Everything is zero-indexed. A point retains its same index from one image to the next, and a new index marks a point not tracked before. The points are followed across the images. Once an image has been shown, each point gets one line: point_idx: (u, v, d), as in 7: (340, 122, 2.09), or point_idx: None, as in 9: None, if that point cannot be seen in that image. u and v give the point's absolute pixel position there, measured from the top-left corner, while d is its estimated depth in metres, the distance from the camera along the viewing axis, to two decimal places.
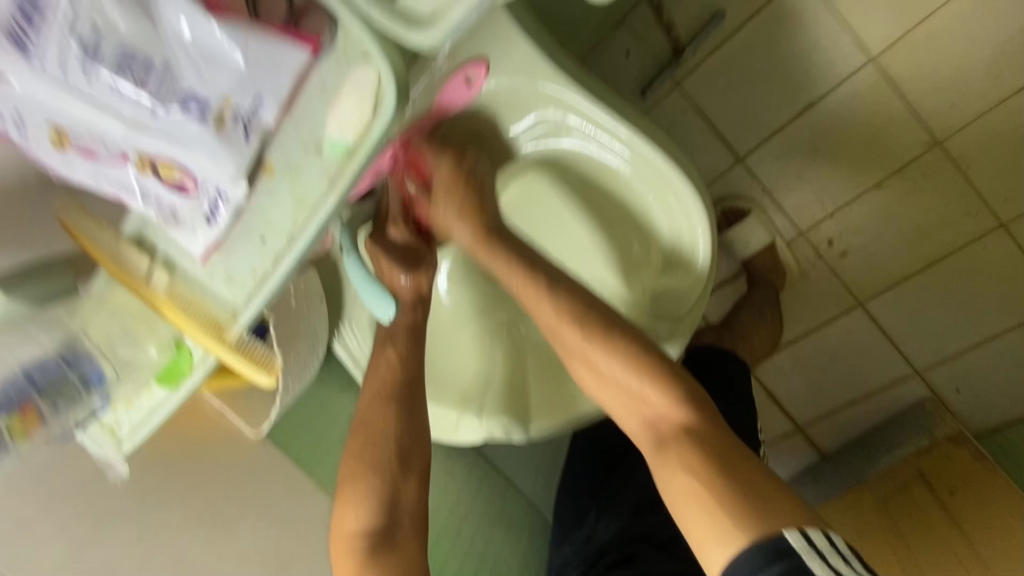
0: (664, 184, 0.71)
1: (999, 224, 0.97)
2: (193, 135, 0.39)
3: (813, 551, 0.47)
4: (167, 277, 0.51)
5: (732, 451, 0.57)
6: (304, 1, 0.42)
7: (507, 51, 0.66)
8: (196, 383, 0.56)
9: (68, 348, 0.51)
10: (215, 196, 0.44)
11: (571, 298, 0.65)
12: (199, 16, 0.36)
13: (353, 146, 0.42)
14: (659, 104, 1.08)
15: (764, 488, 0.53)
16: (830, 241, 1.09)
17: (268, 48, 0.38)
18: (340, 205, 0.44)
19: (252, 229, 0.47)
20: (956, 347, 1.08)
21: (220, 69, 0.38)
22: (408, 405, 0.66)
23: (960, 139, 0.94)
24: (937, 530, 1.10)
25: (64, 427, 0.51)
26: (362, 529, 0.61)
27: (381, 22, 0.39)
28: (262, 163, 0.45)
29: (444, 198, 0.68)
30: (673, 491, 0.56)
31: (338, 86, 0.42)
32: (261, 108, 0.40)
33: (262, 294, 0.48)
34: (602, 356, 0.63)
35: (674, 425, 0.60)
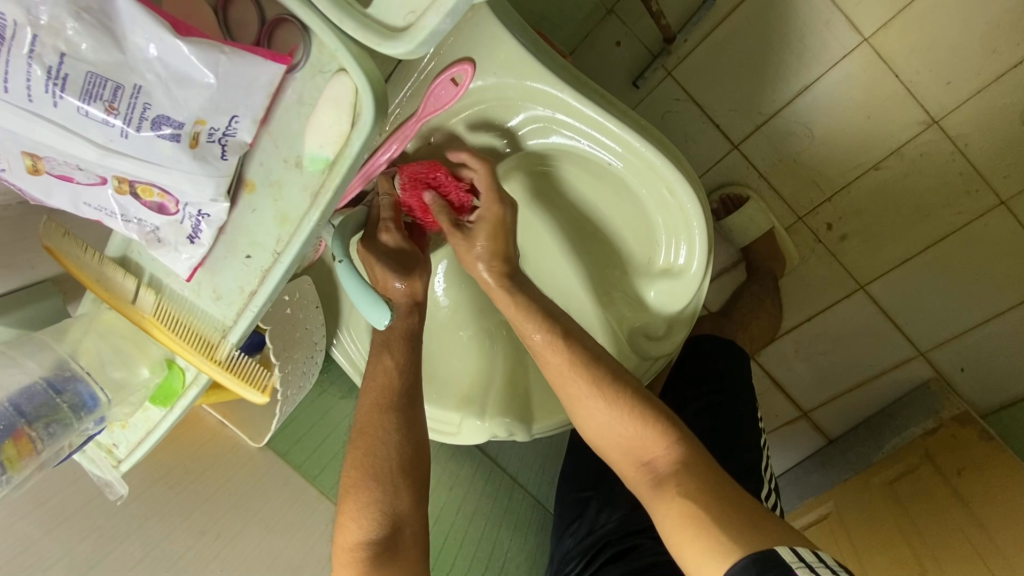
0: (657, 178, 0.70)
1: (999, 201, 0.96)
2: (168, 155, 0.39)
3: (804, 565, 0.48)
4: (153, 296, 0.50)
5: (720, 482, 0.60)
6: (276, 13, 0.41)
7: (493, 49, 0.65)
8: (190, 402, 0.55)
9: (54, 373, 0.50)
10: (196, 216, 0.44)
11: (579, 350, 0.68)
12: (166, 35, 0.35)
13: (333, 160, 0.43)
14: (650, 94, 1.06)
15: (749, 512, 0.56)
16: (829, 226, 1.08)
17: (238, 66, 0.38)
18: (323, 218, 0.44)
19: (235, 246, 0.46)
20: (960, 326, 1.07)
21: (190, 88, 0.37)
22: (406, 415, 0.66)
23: (957, 118, 0.93)
24: (944, 510, 1.03)
25: (58, 453, 0.50)
26: (363, 540, 0.61)
27: (352, 32, 0.39)
28: (242, 180, 0.44)
29: (482, 233, 0.70)
30: (668, 523, 0.58)
31: (315, 99, 0.42)
32: (235, 125, 0.40)
33: (250, 312, 0.47)
34: (602, 403, 0.66)
35: (671, 464, 0.63)
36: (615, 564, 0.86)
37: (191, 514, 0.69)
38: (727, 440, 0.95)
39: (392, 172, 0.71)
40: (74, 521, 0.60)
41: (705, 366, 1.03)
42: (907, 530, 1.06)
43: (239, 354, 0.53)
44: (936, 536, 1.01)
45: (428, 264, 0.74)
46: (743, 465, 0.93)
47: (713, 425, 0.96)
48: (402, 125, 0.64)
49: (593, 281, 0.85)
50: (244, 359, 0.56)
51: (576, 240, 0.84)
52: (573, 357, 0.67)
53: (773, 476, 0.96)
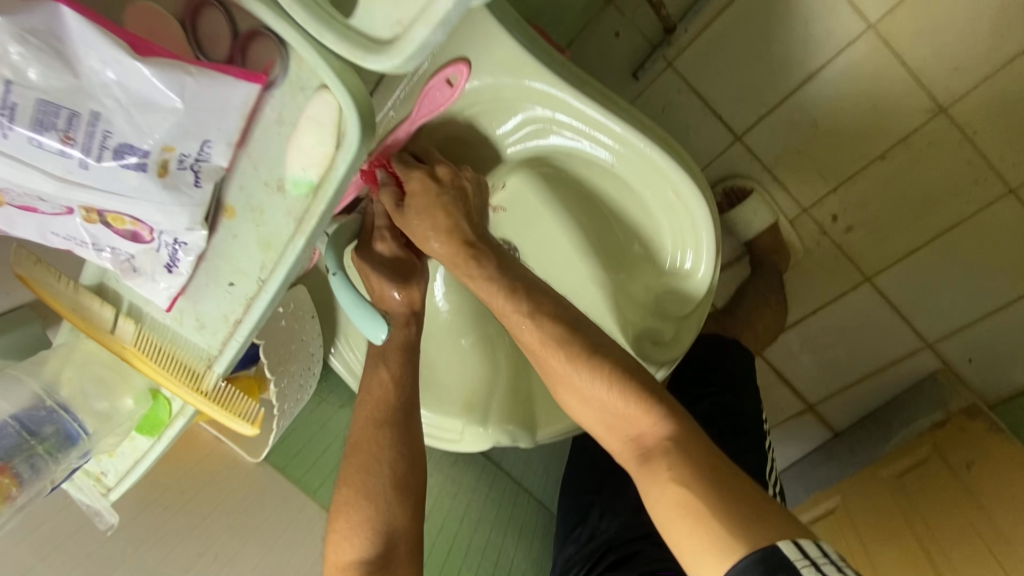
0: (664, 183, 0.68)
1: (1007, 190, 0.94)
2: (135, 185, 0.36)
3: (809, 563, 0.44)
4: (133, 326, 0.48)
5: (715, 460, 0.54)
6: (249, 25, 0.38)
7: (487, 47, 0.62)
8: (177, 432, 0.54)
9: (31, 408, 0.47)
10: (173, 244, 0.42)
11: (554, 324, 0.62)
12: (123, 57, 0.32)
13: (317, 183, 0.41)
14: (650, 86, 1.03)
15: (749, 497, 0.50)
16: (835, 218, 1.05)
17: (205, 88, 0.35)
18: (309, 245, 0.42)
19: (217, 273, 0.45)
20: (968, 317, 1.05)
21: (154, 113, 0.35)
22: (401, 430, 0.64)
23: (965, 104, 0.90)
24: (951, 502, 1.01)
25: (43, 489, 0.48)
26: (357, 559, 0.59)
27: (335, 47, 0.37)
28: (221, 205, 0.42)
29: (424, 222, 0.63)
30: (661, 505, 0.53)
31: (295, 119, 0.40)
32: (207, 150, 0.38)
33: (236, 341, 0.46)
34: (585, 378, 0.60)
35: (659, 440, 0.57)
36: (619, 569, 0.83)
37: (189, 534, 0.67)
38: (735, 441, 0.93)
39: None
40: (67, 547, 0.59)
41: (710, 366, 1.00)
42: (915, 524, 1.03)
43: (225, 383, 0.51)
44: (946, 529, 0.98)
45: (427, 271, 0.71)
46: (751, 466, 0.91)
47: (719, 426, 0.94)
48: (395, 130, 0.63)
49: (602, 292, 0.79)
50: (231, 388, 0.53)
51: (584, 246, 0.78)
52: (547, 336, 0.61)
53: (779, 475, 0.94)
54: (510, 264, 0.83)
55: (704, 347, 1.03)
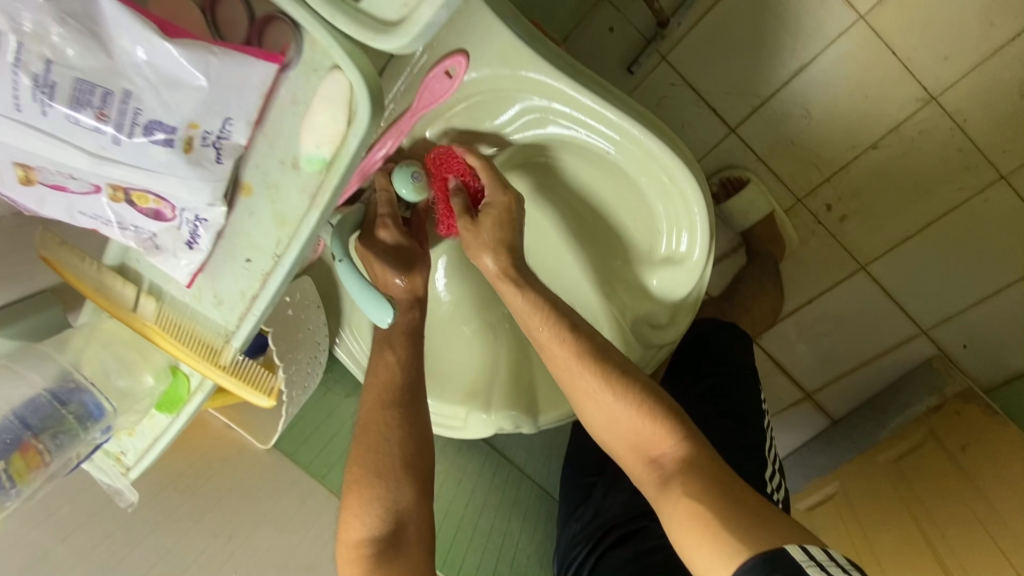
0: (657, 167, 0.69)
1: (999, 176, 0.96)
2: (163, 161, 0.38)
3: (815, 563, 0.46)
4: (154, 304, 0.50)
5: (729, 479, 0.57)
6: (266, 10, 0.40)
7: (487, 40, 0.64)
8: (196, 408, 0.55)
9: (58, 384, 0.49)
10: (194, 221, 0.43)
11: (587, 344, 0.66)
12: (153, 37, 0.34)
13: (329, 160, 0.43)
14: (645, 79, 1.05)
15: (760, 512, 0.53)
16: (829, 207, 1.07)
17: (230, 67, 0.37)
18: (323, 219, 0.44)
19: (235, 250, 0.46)
20: (962, 303, 1.07)
21: (181, 91, 0.36)
22: (408, 411, 0.66)
23: (955, 94, 0.92)
24: (951, 487, 1.02)
25: (68, 463, 0.50)
26: (367, 536, 0.61)
27: (347, 29, 0.40)
28: (238, 183, 0.44)
29: (488, 222, 0.69)
30: (674, 518, 0.56)
31: (309, 99, 0.42)
32: (228, 127, 0.40)
33: (251, 317, 0.47)
34: (608, 398, 0.65)
35: (677, 461, 0.60)
36: (621, 547, 0.87)
37: (203, 518, 0.68)
38: (734, 424, 0.95)
39: (388, 169, 0.70)
40: (86, 529, 0.60)
41: (708, 352, 1.03)
42: (914, 510, 1.05)
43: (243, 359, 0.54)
44: (946, 512, 1.00)
45: (428, 259, 0.73)
46: (749, 448, 0.93)
47: (717, 410, 0.96)
48: (397, 122, 0.63)
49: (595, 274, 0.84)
50: (252, 364, 0.57)
51: (580, 229, 0.83)
52: (581, 350, 0.66)
53: (776, 458, 0.97)
54: None
55: (700, 333, 1.06)
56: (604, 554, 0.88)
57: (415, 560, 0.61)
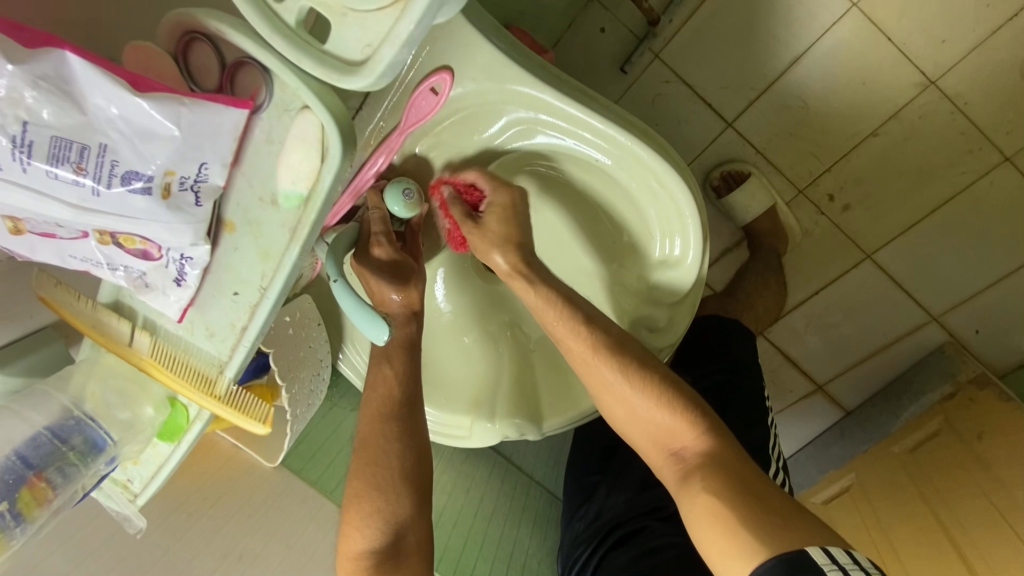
0: (646, 171, 0.70)
1: (1002, 158, 0.95)
2: (144, 209, 0.40)
3: (837, 567, 0.46)
4: (149, 338, 0.52)
5: (750, 474, 0.57)
6: (236, 55, 0.42)
7: (470, 56, 0.64)
8: (196, 435, 0.57)
9: (58, 422, 0.51)
10: (180, 259, 0.45)
11: (603, 335, 0.67)
12: (124, 94, 0.36)
13: (306, 196, 0.45)
14: (639, 78, 1.04)
15: (778, 507, 0.53)
16: (831, 197, 1.06)
17: (201, 115, 0.39)
18: (303, 253, 0.46)
19: (222, 285, 0.48)
20: (971, 288, 1.06)
21: (154, 141, 0.38)
22: (405, 425, 0.67)
23: (953, 78, 0.91)
24: (965, 472, 1.01)
25: (75, 494, 0.51)
26: (367, 549, 0.62)
27: (312, 70, 0.41)
28: (221, 221, 0.46)
29: (494, 218, 0.71)
30: (694, 515, 0.56)
31: (283, 138, 0.43)
32: (205, 171, 0.42)
33: (243, 347, 0.49)
34: (628, 386, 0.64)
35: (698, 456, 0.60)
36: (624, 548, 0.86)
37: (213, 538, 0.70)
38: (741, 421, 0.95)
39: (380, 186, 0.72)
40: (99, 554, 0.61)
41: (710, 349, 1.02)
42: (930, 498, 1.03)
43: (238, 387, 0.54)
44: (961, 499, 0.98)
45: (423, 271, 0.74)
46: (755, 445, 0.93)
47: (723, 407, 0.96)
48: (387, 139, 0.65)
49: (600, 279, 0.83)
50: (244, 391, 0.55)
51: (580, 233, 0.81)
52: (597, 341, 0.66)
53: (781, 456, 0.96)
54: None
55: (704, 330, 1.05)
56: (606, 556, 0.88)
57: (415, 567, 0.62)
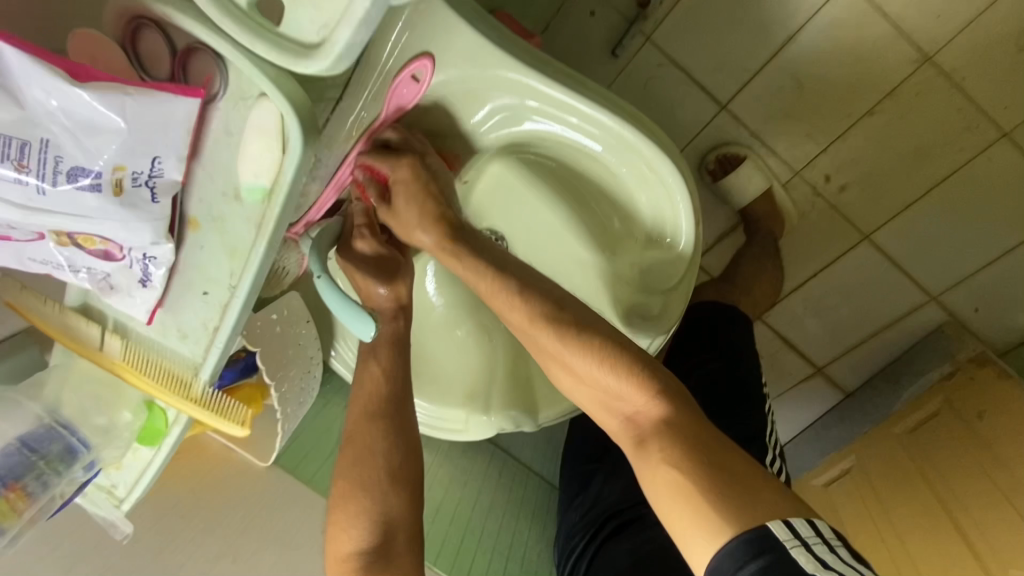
0: (634, 156, 0.69)
1: (1002, 134, 0.93)
2: (94, 206, 0.40)
3: (798, 542, 0.47)
4: (120, 342, 0.53)
5: (711, 438, 0.56)
6: (185, 41, 0.41)
7: (450, 41, 0.62)
8: (175, 440, 0.59)
9: (29, 433, 0.52)
10: (142, 258, 0.46)
11: (542, 305, 0.63)
12: (62, 84, 0.35)
13: (269, 188, 0.45)
14: (630, 62, 1.01)
15: (744, 479, 0.52)
16: (828, 177, 1.04)
17: (146, 106, 0.39)
18: (271, 247, 0.47)
19: (190, 282, 0.49)
20: (969, 267, 1.05)
21: (99, 136, 0.38)
22: (394, 420, 0.66)
23: (951, 52, 0.89)
24: (966, 454, 0.99)
25: (55, 500, 0.53)
26: (355, 550, 0.61)
27: (267, 55, 0.40)
28: (186, 218, 0.47)
29: (403, 197, 0.66)
30: (655, 484, 0.55)
31: (241, 128, 0.44)
32: (159, 165, 0.42)
33: (215, 347, 0.50)
34: (575, 356, 0.61)
35: (652, 421, 0.58)
36: (619, 537, 0.86)
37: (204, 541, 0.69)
38: (738, 407, 0.94)
39: None
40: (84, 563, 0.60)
41: (708, 336, 1.01)
42: (931, 478, 1.03)
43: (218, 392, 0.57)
44: (961, 483, 0.97)
45: (411, 265, 0.72)
46: (752, 432, 0.92)
47: (718, 394, 0.95)
48: (368, 130, 0.63)
49: (600, 267, 0.78)
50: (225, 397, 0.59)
51: (573, 222, 0.76)
52: (536, 313, 0.63)
53: (778, 441, 0.96)
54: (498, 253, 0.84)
55: (699, 317, 1.04)
56: (603, 546, 0.88)
57: (405, 569, 0.61)
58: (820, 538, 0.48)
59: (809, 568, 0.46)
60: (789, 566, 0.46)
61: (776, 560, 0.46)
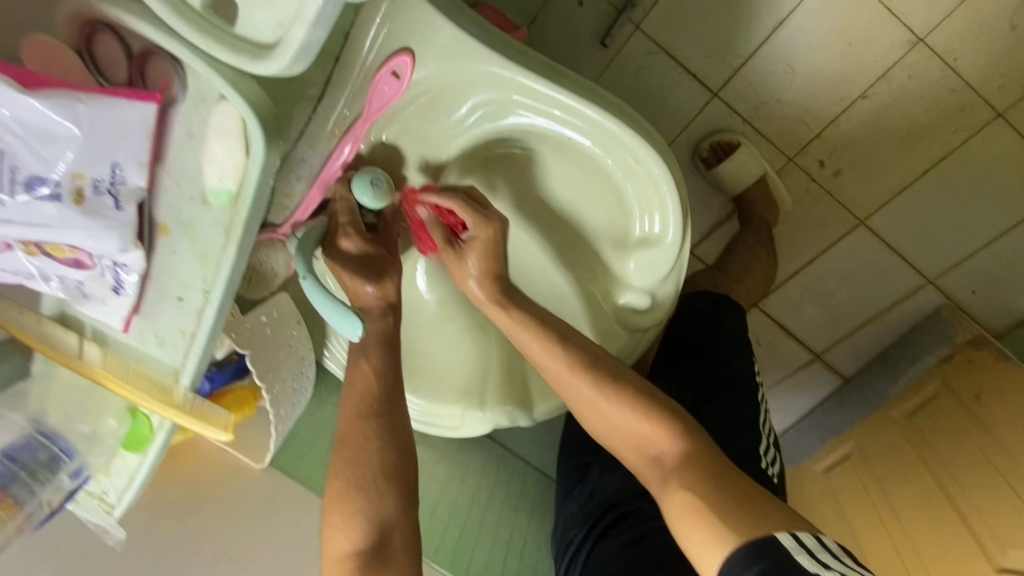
0: (619, 146, 0.68)
1: (994, 114, 0.92)
2: (55, 215, 0.42)
3: (803, 550, 0.47)
4: (98, 350, 0.55)
5: (726, 472, 0.57)
6: (141, 44, 0.43)
7: (432, 36, 0.62)
8: (159, 446, 0.60)
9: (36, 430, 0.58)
10: (113, 267, 0.48)
11: (581, 356, 0.68)
12: (12, 93, 0.38)
13: (234, 192, 0.46)
14: (620, 52, 0.99)
15: (747, 494, 0.54)
16: (821, 163, 1.03)
17: (98, 111, 0.41)
18: (238, 252, 0.48)
19: (166, 291, 0.51)
20: (965, 250, 1.05)
21: (55, 143, 0.40)
22: (385, 419, 0.66)
23: (942, 34, 0.88)
24: (966, 435, 1.00)
25: (43, 506, 0.57)
26: (351, 550, 0.61)
27: (226, 58, 0.42)
28: (156, 225, 0.49)
29: (474, 252, 0.71)
30: (674, 513, 0.56)
31: (203, 132, 0.45)
32: (119, 172, 0.43)
33: (193, 353, 0.53)
34: (605, 400, 0.66)
35: (675, 457, 0.61)
36: (618, 529, 0.86)
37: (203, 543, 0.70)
38: (733, 397, 0.94)
39: (348, 176, 0.68)
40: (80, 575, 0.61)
41: (704, 326, 1.00)
42: (930, 463, 1.03)
43: (197, 397, 0.58)
44: (958, 462, 0.98)
45: (397, 262, 0.71)
46: (748, 421, 0.92)
47: (714, 385, 0.95)
48: (351, 129, 0.64)
49: (568, 262, 0.81)
50: (206, 402, 0.61)
51: (537, 222, 0.79)
52: (572, 360, 0.68)
53: (774, 429, 0.96)
54: None
55: (695, 305, 1.03)
56: (596, 546, 0.88)
57: (403, 567, 0.61)
58: (825, 547, 0.48)
59: (811, 570, 0.45)
60: (793, 570, 0.46)
61: (779, 564, 0.46)
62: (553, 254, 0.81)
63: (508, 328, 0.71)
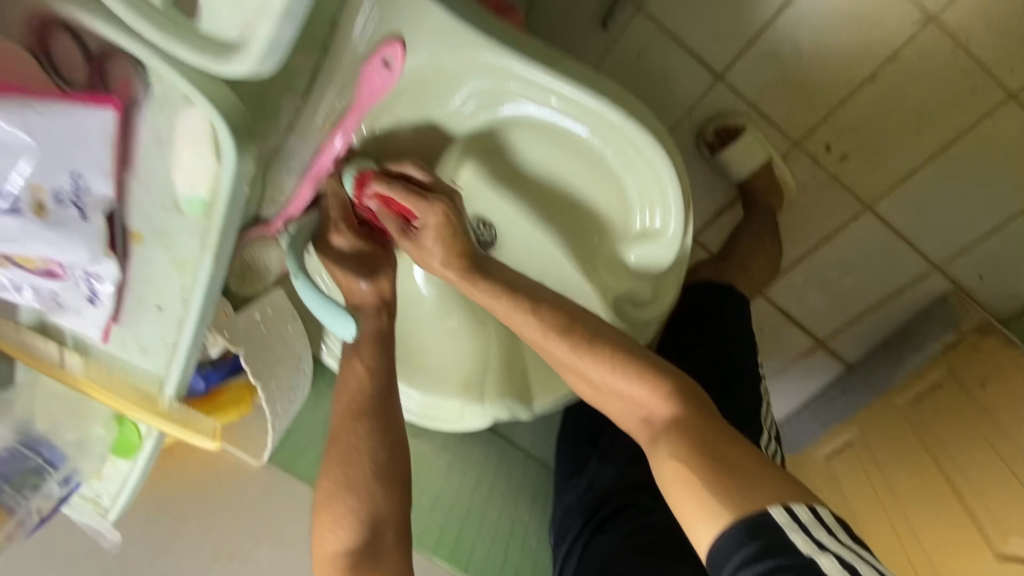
0: (621, 139, 0.66)
1: (1007, 96, 0.89)
2: (17, 229, 0.42)
3: (797, 525, 0.46)
4: (80, 360, 0.58)
5: (718, 435, 0.55)
6: (100, 43, 0.43)
7: (420, 22, 0.58)
8: (149, 452, 0.64)
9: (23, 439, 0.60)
10: (86, 277, 0.49)
11: (554, 317, 0.64)
12: None
13: (207, 199, 0.48)
14: (621, 34, 0.96)
15: (744, 467, 0.52)
16: (828, 146, 1.00)
17: (54, 118, 0.40)
18: (213, 260, 0.49)
19: (145, 299, 0.53)
20: (974, 235, 1.02)
21: (12, 154, 0.40)
22: (380, 418, 0.65)
23: (955, 12, 0.84)
24: (966, 422, 0.99)
25: (35, 514, 0.59)
26: (342, 550, 0.61)
27: (188, 56, 0.40)
28: (130, 233, 0.50)
29: (429, 236, 0.66)
30: (665, 478, 0.55)
31: (171, 137, 0.47)
32: (82, 181, 0.43)
33: (174, 363, 0.54)
34: (588, 364, 0.63)
35: (663, 420, 0.59)
36: (615, 521, 0.86)
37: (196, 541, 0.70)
38: (733, 387, 0.93)
39: (339, 169, 0.66)
40: None
41: (706, 316, 0.98)
42: (934, 453, 1.01)
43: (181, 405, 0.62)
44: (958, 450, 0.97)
45: (392, 260, 0.71)
46: (749, 411, 0.91)
47: (715, 376, 0.94)
48: (342, 121, 0.62)
49: (575, 253, 0.77)
50: (191, 409, 0.64)
51: (537, 209, 0.76)
52: (548, 326, 0.64)
53: (774, 419, 0.95)
54: (486, 241, 0.80)
55: (696, 295, 1.01)
56: (591, 540, 0.88)
57: (394, 566, 0.61)
58: (820, 522, 0.47)
59: (807, 550, 0.45)
60: (788, 550, 0.45)
61: (775, 544, 0.46)
62: (558, 251, 0.77)
63: (478, 298, 0.67)
